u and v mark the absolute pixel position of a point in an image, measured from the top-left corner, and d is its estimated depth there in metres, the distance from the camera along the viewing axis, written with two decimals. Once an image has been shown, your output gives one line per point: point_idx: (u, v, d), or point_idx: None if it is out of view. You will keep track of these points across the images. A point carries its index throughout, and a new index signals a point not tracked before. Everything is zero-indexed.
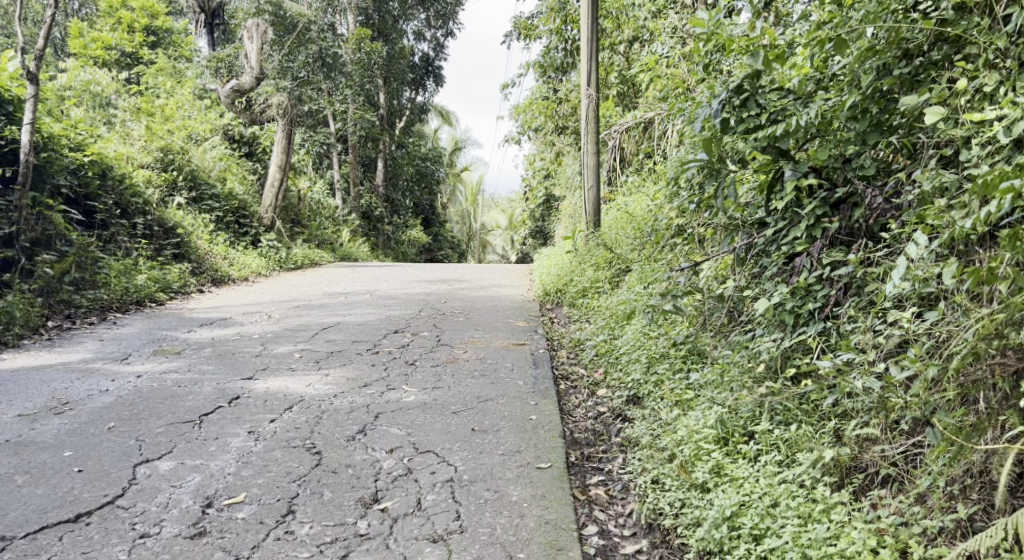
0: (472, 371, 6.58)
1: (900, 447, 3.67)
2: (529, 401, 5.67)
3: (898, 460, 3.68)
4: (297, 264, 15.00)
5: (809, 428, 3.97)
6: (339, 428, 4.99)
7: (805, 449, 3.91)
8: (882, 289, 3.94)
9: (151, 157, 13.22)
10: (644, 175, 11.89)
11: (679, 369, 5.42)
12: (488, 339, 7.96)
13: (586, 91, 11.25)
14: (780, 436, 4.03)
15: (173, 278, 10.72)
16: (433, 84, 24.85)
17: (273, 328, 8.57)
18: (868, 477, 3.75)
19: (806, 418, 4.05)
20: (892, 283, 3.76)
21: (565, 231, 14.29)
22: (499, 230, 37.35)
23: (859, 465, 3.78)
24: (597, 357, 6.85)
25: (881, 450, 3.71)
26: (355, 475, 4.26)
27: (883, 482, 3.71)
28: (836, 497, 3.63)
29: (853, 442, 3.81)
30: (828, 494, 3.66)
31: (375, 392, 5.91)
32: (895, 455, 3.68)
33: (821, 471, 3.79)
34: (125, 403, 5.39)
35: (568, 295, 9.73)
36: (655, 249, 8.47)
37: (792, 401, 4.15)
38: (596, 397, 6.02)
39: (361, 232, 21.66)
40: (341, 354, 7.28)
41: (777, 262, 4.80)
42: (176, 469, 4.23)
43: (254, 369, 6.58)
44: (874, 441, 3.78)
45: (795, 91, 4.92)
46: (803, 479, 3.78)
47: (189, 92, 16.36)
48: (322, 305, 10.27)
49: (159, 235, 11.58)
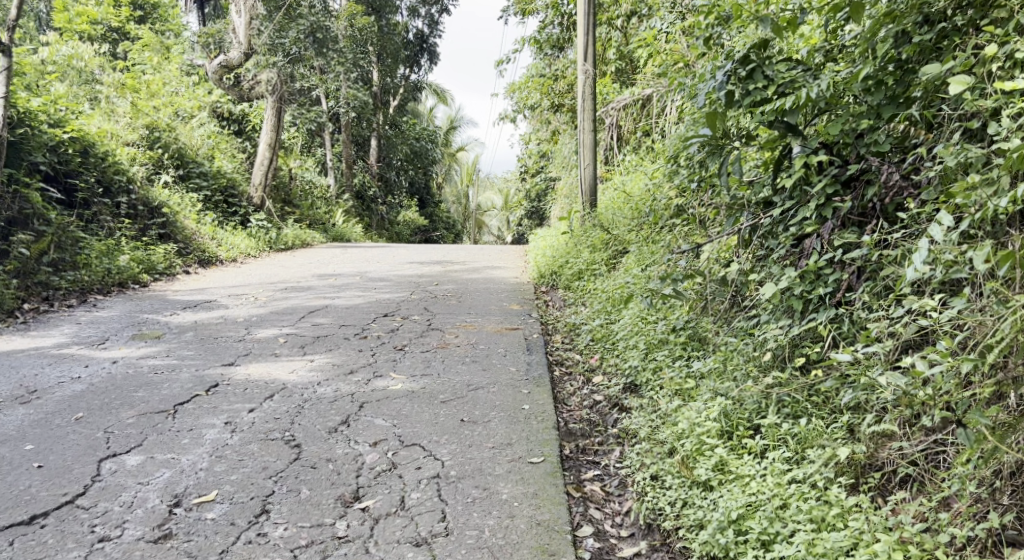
0: (463, 357, 6.33)
1: (921, 445, 3.43)
2: (522, 390, 5.43)
3: (918, 459, 3.44)
4: (287, 245, 14.72)
5: (820, 423, 3.74)
6: (321, 419, 4.74)
7: (816, 446, 3.67)
8: (902, 273, 3.68)
9: (137, 135, 12.92)
10: (642, 153, 11.65)
11: (679, 356, 5.24)
12: (480, 323, 7.70)
13: (584, 66, 10.92)
14: (788, 431, 3.79)
15: (157, 259, 10.42)
16: (427, 61, 24.49)
17: (259, 311, 8.30)
18: (884, 477, 3.52)
19: (816, 412, 3.81)
20: (913, 267, 3.48)
21: (560, 212, 14.04)
22: (495, 211, 37.13)
23: (874, 463, 3.54)
24: (594, 343, 6.63)
25: (899, 448, 3.48)
26: (335, 471, 4.01)
27: (902, 482, 3.49)
28: (852, 500, 3.40)
29: (868, 439, 3.58)
30: (843, 497, 3.42)
31: (361, 380, 5.66)
32: (915, 454, 3.44)
33: (832, 471, 3.55)
34: (96, 391, 5.12)
35: (563, 277, 9.48)
36: (654, 230, 8.24)
37: (801, 392, 3.91)
38: (592, 385, 5.80)
39: (354, 213, 21.39)
40: (328, 339, 7.03)
41: (784, 244, 4.52)
42: (143, 465, 3.97)
43: (236, 355, 6.32)
44: (891, 437, 3.55)
45: (804, 62, 4.66)
46: (815, 480, 3.53)
47: (176, 68, 16.00)
48: (310, 287, 10.00)
49: (144, 215, 11.27)
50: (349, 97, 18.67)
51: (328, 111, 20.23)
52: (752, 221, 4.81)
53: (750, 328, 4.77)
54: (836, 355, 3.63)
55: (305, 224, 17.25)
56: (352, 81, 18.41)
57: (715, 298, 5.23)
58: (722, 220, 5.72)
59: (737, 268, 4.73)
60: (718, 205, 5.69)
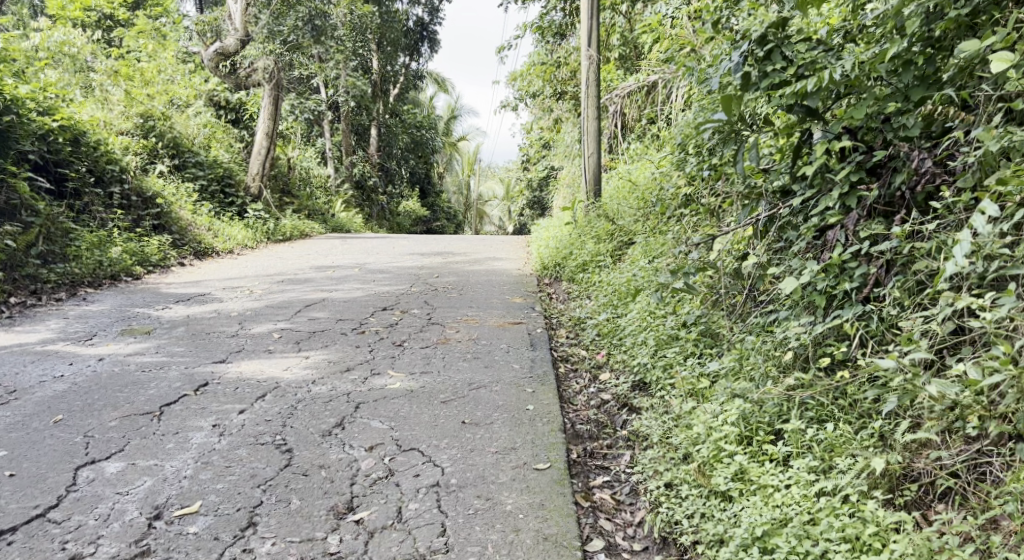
0: (464, 354, 6.09)
1: (964, 455, 3.20)
2: (526, 388, 5.19)
3: (960, 471, 3.22)
4: (285, 235, 14.46)
5: (848, 430, 3.50)
6: (315, 421, 4.49)
7: (845, 455, 3.43)
8: (941, 267, 3.42)
9: (130, 124, 12.67)
10: (648, 142, 11.41)
11: (690, 354, 5.02)
12: (482, 318, 7.46)
13: (588, 52, 10.61)
14: (814, 437, 3.55)
15: (151, 251, 10.17)
16: (427, 50, 24.21)
17: (254, 305, 8.06)
18: (921, 489, 3.29)
19: (843, 417, 3.57)
20: (954, 261, 3.25)
21: (563, 201, 13.79)
22: (496, 201, 36.88)
23: (910, 474, 3.31)
24: (600, 338, 6.40)
25: (939, 459, 3.24)
26: (328, 478, 3.78)
27: (942, 495, 3.26)
28: (893, 518, 3.16)
29: (903, 448, 3.34)
30: (880, 513, 3.19)
31: (358, 377, 5.42)
32: (956, 465, 3.21)
33: (865, 482, 3.32)
34: (78, 391, 4.88)
35: (567, 269, 9.22)
36: (661, 220, 8.02)
37: (826, 395, 3.67)
38: (598, 383, 5.57)
39: (353, 203, 21.13)
40: (324, 334, 6.78)
41: (805, 237, 4.22)
42: (123, 472, 3.75)
43: (227, 352, 6.07)
44: (929, 447, 3.32)
45: (824, 42, 4.39)
46: (846, 493, 3.30)
47: (171, 55, 15.64)
48: (307, 279, 9.76)
49: (137, 205, 11.03)
50: (349, 86, 18.37)
51: (328, 99, 19.93)
52: (769, 210, 4.55)
53: (768, 325, 4.52)
54: (877, 360, 3.36)
55: (303, 214, 17.00)
56: (351, 69, 18.11)
57: (729, 292, 4.96)
58: (736, 210, 5.46)
59: (754, 260, 4.46)
60: (732, 194, 5.43)
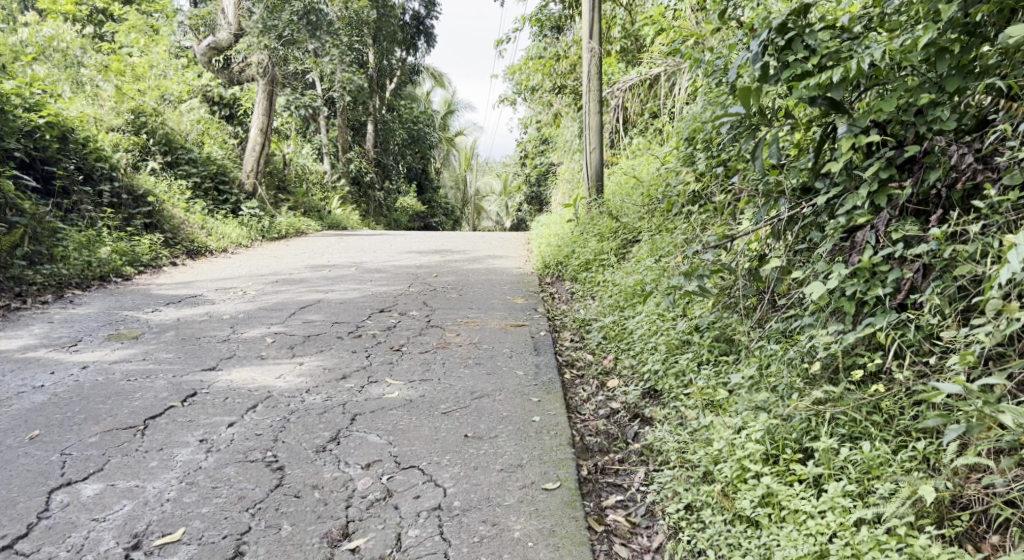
0: (465, 359, 5.83)
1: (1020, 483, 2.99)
2: (530, 398, 4.95)
3: (1016, 500, 3.00)
4: (280, 233, 14.18)
5: (886, 450, 3.28)
6: (308, 435, 4.23)
7: (882, 479, 3.21)
8: (993, 274, 3.17)
9: (121, 120, 12.37)
10: (650, 136, 11.17)
11: (704, 361, 4.77)
12: (483, 320, 7.20)
13: (590, 45, 10.33)
14: (847, 457, 3.32)
15: (142, 251, 9.88)
16: (424, 44, 23.92)
17: (246, 307, 7.79)
18: (973, 518, 3.07)
19: (878, 435, 3.35)
20: (1010, 268, 3.04)
21: (563, 197, 13.53)
22: (494, 196, 36.62)
23: (960, 502, 3.10)
24: (606, 342, 6.15)
25: (993, 487, 3.03)
26: (322, 500, 3.55)
27: (999, 527, 3.03)
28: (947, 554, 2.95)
29: (951, 474, 3.12)
30: (929, 546, 2.98)
31: (354, 386, 5.16)
32: (1012, 493, 3.00)
33: (910, 511, 3.09)
34: (58, 403, 4.60)
35: (569, 268, 8.96)
36: (668, 218, 7.78)
37: (858, 411, 3.43)
38: (606, 390, 5.33)
39: (350, 199, 20.84)
40: (319, 339, 6.52)
41: (832, 237, 3.93)
42: (101, 496, 3.53)
43: (218, 359, 5.79)
44: (982, 473, 3.10)
45: (847, 30, 4.13)
46: (891, 524, 3.08)
47: (163, 49, 15.28)
48: (302, 278, 9.49)
49: (128, 204, 10.75)
50: (345, 81, 18.06)
51: (324, 94, 19.62)
52: (789, 210, 4.30)
53: (790, 332, 4.28)
54: (946, 387, 3.01)
55: (298, 211, 16.72)
56: (347, 63, 17.81)
57: (746, 295, 4.71)
58: (750, 209, 5.21)
59: (775, 263, 4.21)
60: (747, 192, 5.17)
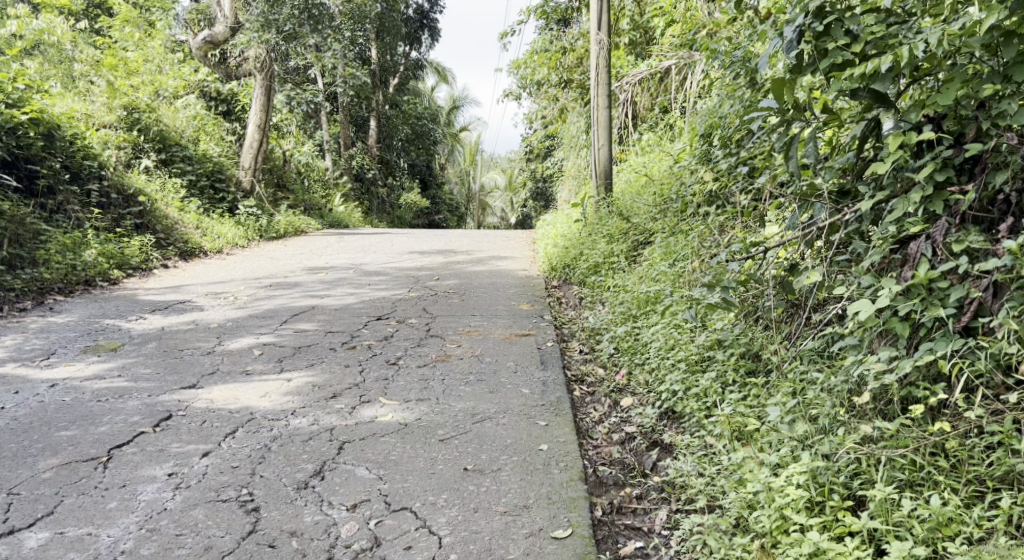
0: (465, 376, 5.39)
1: None
2: (538, 421, 4.51)
3: None
4: (279, 232, 13.75)
5: (959, 502, 2.98)
6: (290, 469, 3.80)
7: (958, 541, 2.90)
8: None
9: (113, 116, 11.90)
10: (662, 132, 10.74)
11: (729, 383, 4.36)
12: (486, 329, 6.75)
13: (597, 36, 9.86)
14: (910, 513, 3.00)
15: (131, 253, 9.46)
16: (428, 38, 23.44)
17: (237, 314, 7.38)
18: None
19: (949, 481, 3.04)
20: None
21: (570, 195, 13.09)
22: (499, 192, 36.16)
23: None
24: (618, 355, 5.72)
25: None
26: (300, 551, 3.22)
27: None
28: None
29: None
30: None
31: (343, 408, 4.72)
32: None
33: None
34: (17, 430, 4.19)
35: (577, 270, 8.51)
36: (684, 218, 7.34)
37: (922, 454, 3.12)
38: (619, 411, 4.91)
39: (352, 197, 20.41)
40: (311, 350, 6.09)
41: (880, 249, 3.48)
42: (46, 548, 3.21)
43: (198, 376, 5.35)
44: None
45: (896, 13, 3.69)
46: None
47: (159, 43, 15.03)
48: (297, 282, 9.06)
49: (118, 204, 10.32)
50: (347, 77, 17.61)
51: (325, 90, 19.18)
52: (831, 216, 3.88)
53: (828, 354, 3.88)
54: None
55: (298, 209, 16.28)
56: (349, 57, 17.32)
57: (774, 308, 4.27)
58: (778, 212, 4.76)
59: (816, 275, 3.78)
60: (775, 195, 4.71)
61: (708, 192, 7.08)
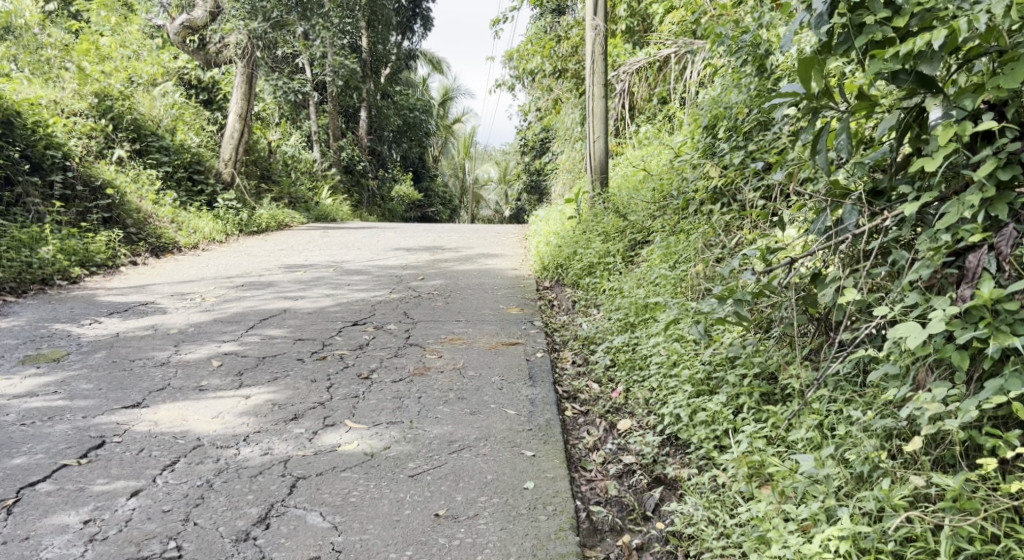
0: (444, 393, 4.83)
1: None
2: (524, 450, 3.97)
3: None
4: (260, 227, 13.14)
5: None
6: (231, 514, 3.29)
7: None
8: None
9: (84, 104, 11.27)
10: (661, 124, 10.20)
11: (746, 414, 3.84)
12: (470, 336, 6.20)
13: (593, 21, 9.26)
14: None
15: (95, 249, 8.86)
16: (420, 27, 22.84)
17: (202, 317, 6.80)
18: None
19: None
20: None
21: (564, 190, 12.51)
22: (493, 184, 35.57)
23: None
24: (615, 370, 5.18)
25: None
26: None
27: None
28: None
29: None
30: None
31: (304, 433, 4.19)
32: None
33: None
34: None
35: (570, 271, 7.94)
36: (686, 217, 6.79)
37: (994, 523, 2.65)
38: (616, 434, 4.38)
39: (340, 189, 19.78)
40: (276, 361, 5.52)
41: (932, 262, 2.96)
42: None
43: (144, 392, 4.76)
44: None
45: None
46: None
47: (137, 28, 14.36)
48: (272, 281, 8.49)
49: (84, 196, 9.73)
50: (336, 66, 16.95)
51: (313, 79, 18.54)
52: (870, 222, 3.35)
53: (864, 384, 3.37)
54: None
55: (283, 202, 15.67)
56: (339, 46, 16.68)
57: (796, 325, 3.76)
58: (798, 214, 4.21)
59: (855, 293, 3.26)
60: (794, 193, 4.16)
61: (713, 189, 6.52)
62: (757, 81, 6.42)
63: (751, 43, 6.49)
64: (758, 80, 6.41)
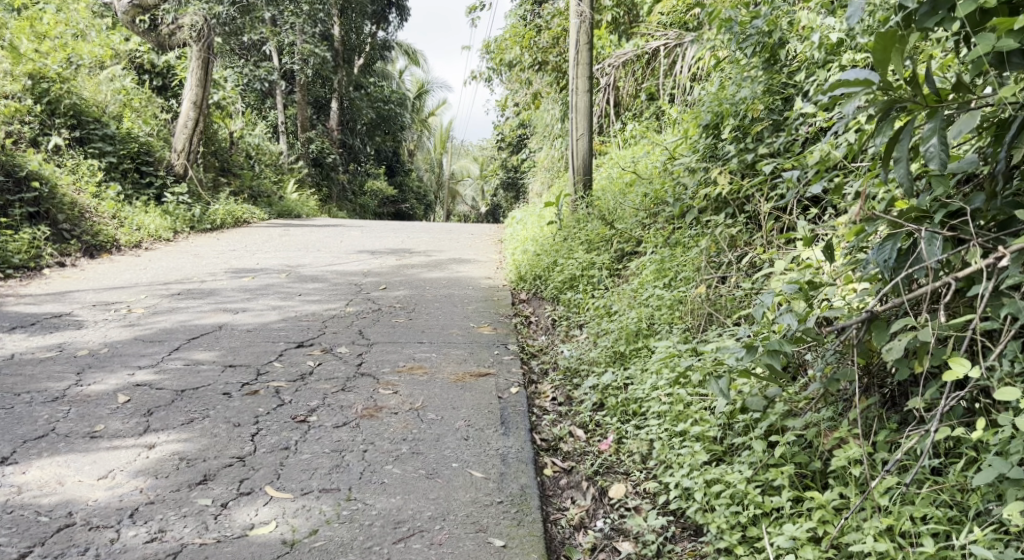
0: (396, 447, 3.89)
1: None
2: (491, 540, 3.14)
3: None
4: (215, 224, 12.07)
5: None
6: None
7: None
8: None
9: (17, 86, 10.17)
10: (649, 122, 9.34)
11: (780, 504, 2.99)
12: (433, 364, 5.27)
13: (578, 7, 8.28)
14: None
15: (14, 249, 7.83)
16: (395, 17, 21.80)
17: (121, 335, 5.82)
18: None
19: None
20: None
21: (542, 192, 11.60)
22: (470, 181, 34.55)
23: None
24: (605, 414, 4.26)
25: None
26: None
27: None
28: None
29: None
30: None
31: (210, 509, 3.28)
32: None
33: None
34: None
35: (550, 284, 7.03)
36: (684, 228, 5.89)
37: None
38: (607, 505, 3.48)
39: (307, 184, 18.65)
40: (198, 397, 4.54)
41: None
42: None
43: (18, 441, 3.81)
44: None
45: None
46: None
47: (84, 5, 13.24)
48: (214, 289, 7.52)
49: (7, 188, 8.67)
50: (304, 54, 15.91)
51: (280, 67, 17.51)
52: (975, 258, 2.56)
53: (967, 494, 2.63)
54: None
55: (243, 196, 14.58)
56: (309, 33, 15.62)
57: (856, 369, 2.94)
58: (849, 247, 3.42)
59: (969, 364, 2.46)
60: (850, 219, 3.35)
61: (715, 197, 5.64)
62: (767, 75, 5.63)
63: (762, 31, 5.62)
64: (767, 73, 5.63)
